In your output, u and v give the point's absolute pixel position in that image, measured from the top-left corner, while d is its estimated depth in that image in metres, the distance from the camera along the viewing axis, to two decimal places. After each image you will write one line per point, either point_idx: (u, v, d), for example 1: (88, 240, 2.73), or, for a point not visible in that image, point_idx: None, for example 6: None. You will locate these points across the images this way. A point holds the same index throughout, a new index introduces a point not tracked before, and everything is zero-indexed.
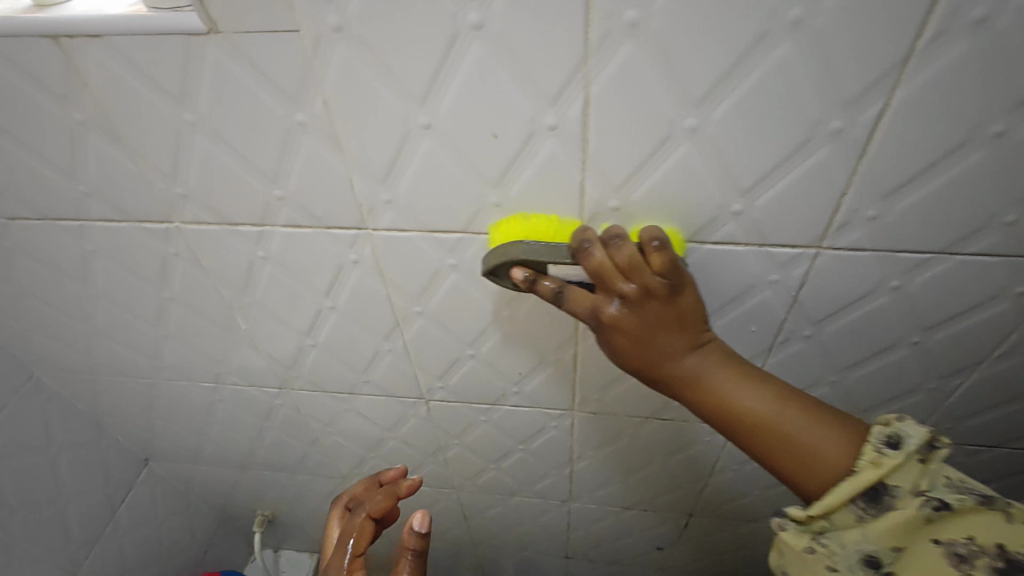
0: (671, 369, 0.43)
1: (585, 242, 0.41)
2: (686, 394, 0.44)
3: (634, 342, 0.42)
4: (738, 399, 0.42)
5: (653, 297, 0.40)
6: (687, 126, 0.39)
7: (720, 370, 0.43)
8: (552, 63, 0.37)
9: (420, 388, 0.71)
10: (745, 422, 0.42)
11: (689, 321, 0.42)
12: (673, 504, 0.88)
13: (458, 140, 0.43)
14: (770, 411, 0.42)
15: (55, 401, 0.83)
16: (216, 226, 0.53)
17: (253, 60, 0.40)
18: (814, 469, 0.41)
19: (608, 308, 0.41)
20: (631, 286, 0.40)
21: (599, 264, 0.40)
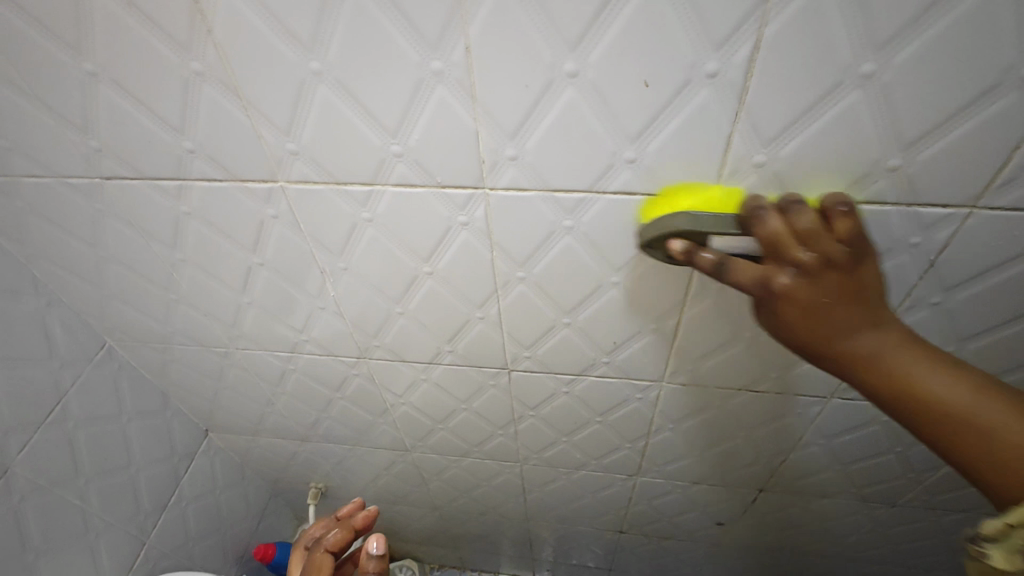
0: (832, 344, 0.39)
1: (760, 209, 0.39)
2: (854, 374, 0.40)
3: (802, 314, 0.39)
4: (917, 374, 0.37)
5: (834, 268, 0.37)
6: (862, 73, 0.37)
7: (905, 345, 0.38)
8: (728, 1, 0.35)
9: (505, 358, 0.70)
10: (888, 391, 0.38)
11: (868, 293, 0.38)
12: (744, 479, 0.87)
13: (605, 89, 0.40)
14: (878, 352, 0.38)
15: (126, 370, 0.83)
16: (323, 185, 0.51)
17: (397, 1, 0.38)
18: (956, 431, 0.36)
19: (779, 277, 0.38)
20: (809, 253, 0.37)
21: (774, 233, 0.38)
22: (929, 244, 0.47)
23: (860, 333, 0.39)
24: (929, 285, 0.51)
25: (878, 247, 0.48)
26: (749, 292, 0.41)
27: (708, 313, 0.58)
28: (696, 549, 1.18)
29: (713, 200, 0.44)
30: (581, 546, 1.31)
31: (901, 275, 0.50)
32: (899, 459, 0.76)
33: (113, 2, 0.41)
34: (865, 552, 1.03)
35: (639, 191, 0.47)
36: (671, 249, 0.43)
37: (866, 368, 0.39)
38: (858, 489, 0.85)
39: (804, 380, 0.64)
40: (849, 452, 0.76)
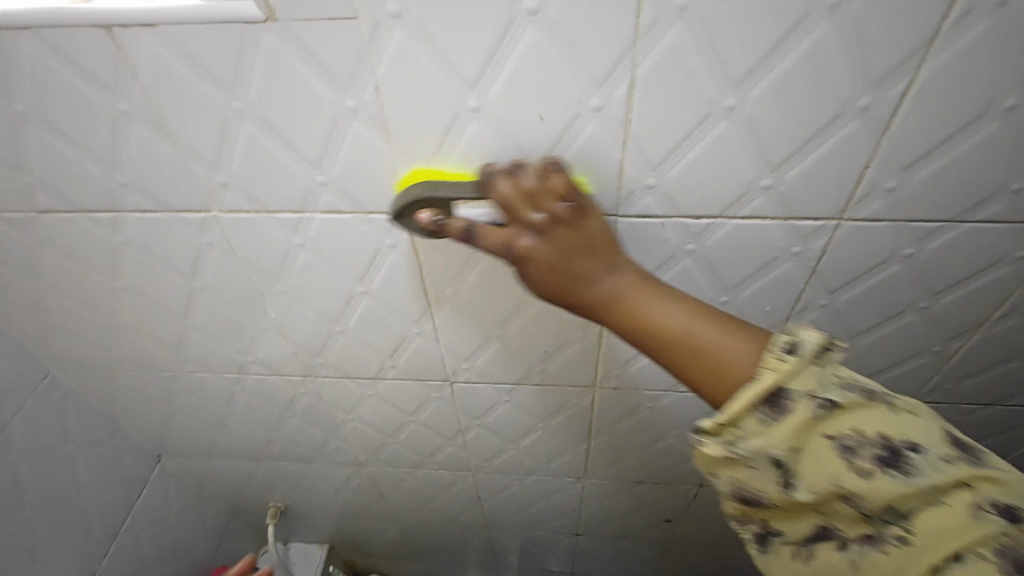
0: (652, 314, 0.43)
1: (507, 168, 0.44)
2: (609, 318, 0.44)
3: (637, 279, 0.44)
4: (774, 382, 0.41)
5: (561, 224, 0.42)
6: (725, 106, 0.42)
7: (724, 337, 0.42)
8: (602, 46, 0.39)
9: (446, 371, 0.73)
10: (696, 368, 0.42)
11: (599, 247, 0.43)
12: (684, 475, 0.92)
13: (505, 122, 0.44)
14: (681, 325, 0.42)
15: (71, 398, 0.83)
16: (254, 213, 0.54)
17: (308, 47, 0.41)
18: (707, 376, 0.42)
19: (521, 240, 0.43)
20: (540, 215, 0.42)
21: (505, 196, 0.42)
22: (809, 252, 0.52)
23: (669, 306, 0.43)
24: (816, 289, 0.56)
25: (767, 257, 0.53)
26: (494, 254, 0.45)
27: None
28: (651, 548, 1.22)
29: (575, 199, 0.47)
30: (542, 552, 1.34)
31: (791, 281, 0.55)
32: None
33: (39, 49, 0.43)
34: None
35: None
36: (425, 220, 0.46)
37: (612, 310, 0.44)
38: None
39: None
40: None
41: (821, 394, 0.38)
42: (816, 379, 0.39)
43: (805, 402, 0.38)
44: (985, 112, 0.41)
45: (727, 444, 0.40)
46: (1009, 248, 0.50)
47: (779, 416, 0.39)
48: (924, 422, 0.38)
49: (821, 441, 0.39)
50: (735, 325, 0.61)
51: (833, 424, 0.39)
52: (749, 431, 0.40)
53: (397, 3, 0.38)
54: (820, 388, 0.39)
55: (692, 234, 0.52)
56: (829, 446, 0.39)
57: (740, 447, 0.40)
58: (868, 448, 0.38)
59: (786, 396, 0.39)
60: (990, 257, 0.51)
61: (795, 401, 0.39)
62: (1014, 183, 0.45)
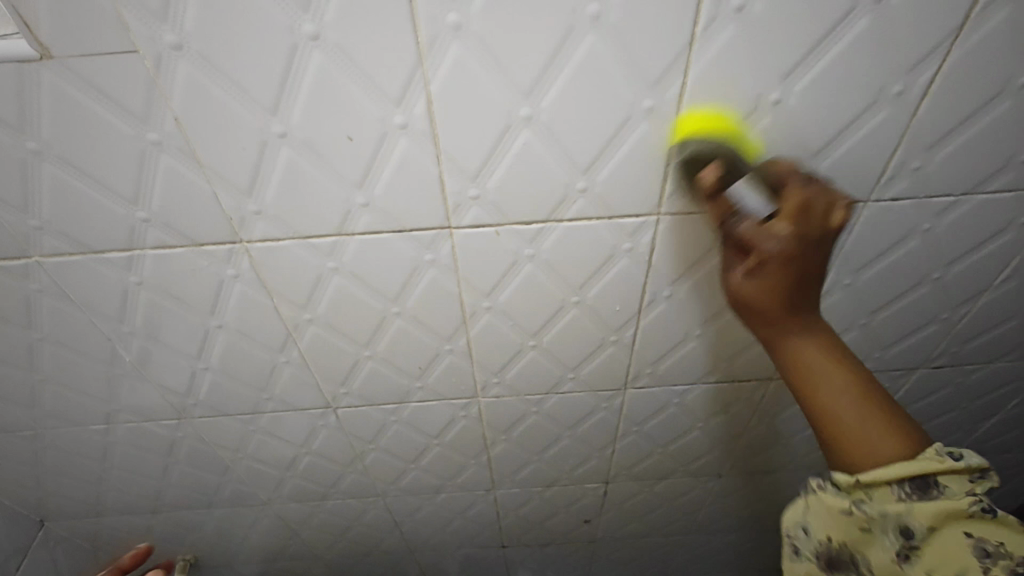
0: (778, 314, 0.45)
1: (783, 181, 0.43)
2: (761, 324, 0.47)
3: (772, 278, 0.43)
4: (822, 361, 0.44)
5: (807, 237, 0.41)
6: (523, 115, 0.43)
7: (816, 341, 0.45)
8: (391, 66, 0.40)
9: (325, 398, 0.72)
10: (796, 359, 0.45)
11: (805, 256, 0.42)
12: (589, 474, 0.94)
13: (316, 145, 0.45)
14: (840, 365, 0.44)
15: None
16: (80, 255, 0.52)
17: (93, 82, 0.40)
18: (846, 408, 0.42)
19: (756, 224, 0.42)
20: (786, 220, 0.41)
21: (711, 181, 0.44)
22: (640, 247, 0.55)
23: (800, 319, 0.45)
24: (657, 282, 0.59)
25: (603, 256, 0.55)
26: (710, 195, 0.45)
27: (490, 330, 0.63)
28: (579, 550, 1.23)
29: (714, 123, 0.44)
30: (476, 570, 1.33)
31: (632, 276, 0.58)
32: (705, 431, 0.86)
33: None
34: (717, 519, 1.14)
35: (383, 230, 0.51)
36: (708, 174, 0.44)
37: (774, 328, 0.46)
38: (687, 464, 0.94)
39: (598, 375, 0.72)
40: (663, 432, 0.85)
41: (977, 494, 0.37)
42: (971, 484, 0.38)
43: (960, 495, 0.37)
44: (757, 106, 0.44)
45: (856, 500, 0.41)
46: None
47: (921, 492, 0.38)
48: (964, 485, 0.38)
49: (958, 534, 0.37)
50: (593, 322, 0.63)
51: (977, 521, 0.36)
52: (879, 492, 0.40)
53: (173, 34, 0.38)
54: (972, 489, 0.37)
55: (527, 240, 0.53)
56: (964, 541, 0.36)
57: (866, 506, 0.40)
58: (1000, 558, 0.35)
59: (939, 485, 0.38)
60: None
61: (946, 491, 0.38)
62: (804, 169, 0.49)
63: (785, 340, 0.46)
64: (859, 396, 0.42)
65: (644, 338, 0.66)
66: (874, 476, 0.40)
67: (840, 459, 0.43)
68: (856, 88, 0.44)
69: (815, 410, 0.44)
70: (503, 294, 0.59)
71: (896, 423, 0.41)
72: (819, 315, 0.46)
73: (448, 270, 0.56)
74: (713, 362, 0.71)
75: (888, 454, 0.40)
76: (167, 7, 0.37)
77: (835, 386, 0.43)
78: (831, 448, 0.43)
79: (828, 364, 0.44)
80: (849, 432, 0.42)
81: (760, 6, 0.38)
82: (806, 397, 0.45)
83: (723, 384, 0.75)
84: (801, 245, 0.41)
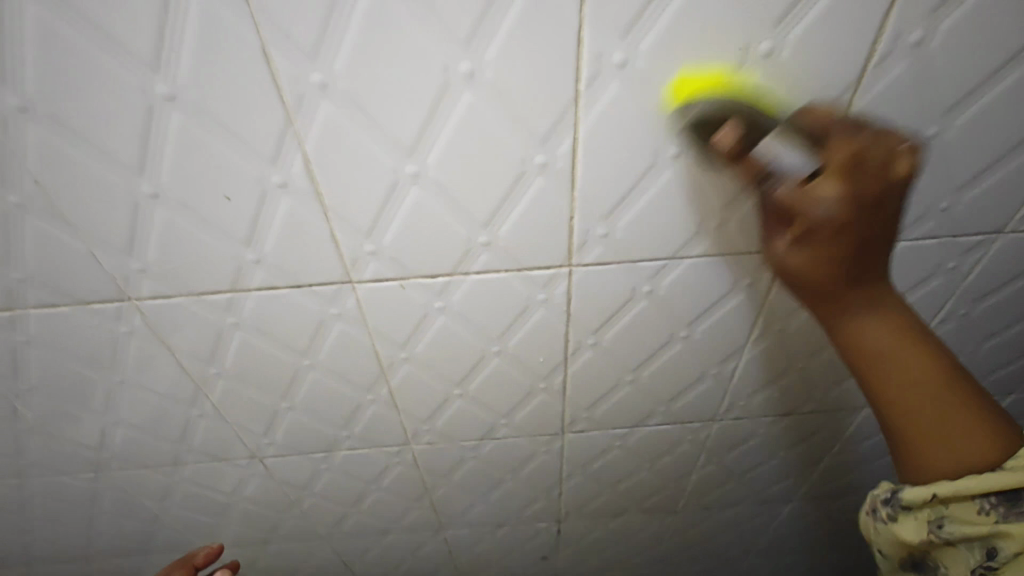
0: (835, 293, 0.40)
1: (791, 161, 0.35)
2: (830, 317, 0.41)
3: (822, 268, 0.38)
4: (893, 354, 0.40)
5: (868, 209, 0.35)
6: (670, 156, 0.41)
7: (887, 327, 0.40)
8: (543, 104, 0.38)
9: (405, 435, 0.69)
10: (864, 352, 0.40)
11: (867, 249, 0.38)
12: (660, 505, 0.90)
13: (450, 185, 0.42)
14: (900, 352, 0.39)
15: None
16: (181, 297, 0.49)
17: (226, 124, 0.38)
18: (923, 403, 0.39)
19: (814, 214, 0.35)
20: (843, 203, 0.34)
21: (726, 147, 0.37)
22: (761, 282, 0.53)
23: (862, 305, 0.40)
24: (772, 314, 0.56)
25: (722, 290, 0.53)
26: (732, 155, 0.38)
27: (589, 368, 0.61)
28: None
29: (729, 83, 0.37)
30: None
31: (749, 309, 0.56)
32: (787, 462, 0.82)
33: None
34: (784, 555, 1.09)
35: (501, 269, 0.49)
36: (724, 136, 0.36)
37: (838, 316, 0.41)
38: (761, 494, 0.90)
39: (689, 410, 0.69)
40: (745, 465, 0.82)
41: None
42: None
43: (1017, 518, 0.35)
44: (912, 141, 0.42)
45: (930, 525, 0.39)
46: (941, 261, 0.52)
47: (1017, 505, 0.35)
48: None
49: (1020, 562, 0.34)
50: (693, 358, 0.61)
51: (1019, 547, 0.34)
52: (959, 514, 0.37)
53: (321, 74, 0.36)
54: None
55: (647, 277, 0.51)
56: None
57: (944, 531, 0.38)
58: None
59: None
60: (924, 271, 0.53)
61: None
62: (942, 203, 0.47)
63: (851, 329, 0.40)
64: (948, 392, 0.39)
65: (745, 372, 0.64)
66: (953, 488, 0.37)
67: (907, 450, 0.41)
68: (1011, 118, 0.42)
69: (887, 400, 0.40)
70: (609, 332, 0.57)
71: (977, 431, 0.38)
72: (887, 291, 0.40)
73: (559, 309, 0.54)
74: (809, 393, 0.68)
75: (964, 456, 0.38)
76: (319, 46, 0.34)
77: (919, 378, 0.39)
78: (903, 434, 0.41)
79: (901, 357, 0.39)
80: (926, 430, 0.39)
81: (939, 41, 0.37)
82: (875, 385, 0.41)
83: (814, 415, 0.72)
84: (855, 212, 0.35)
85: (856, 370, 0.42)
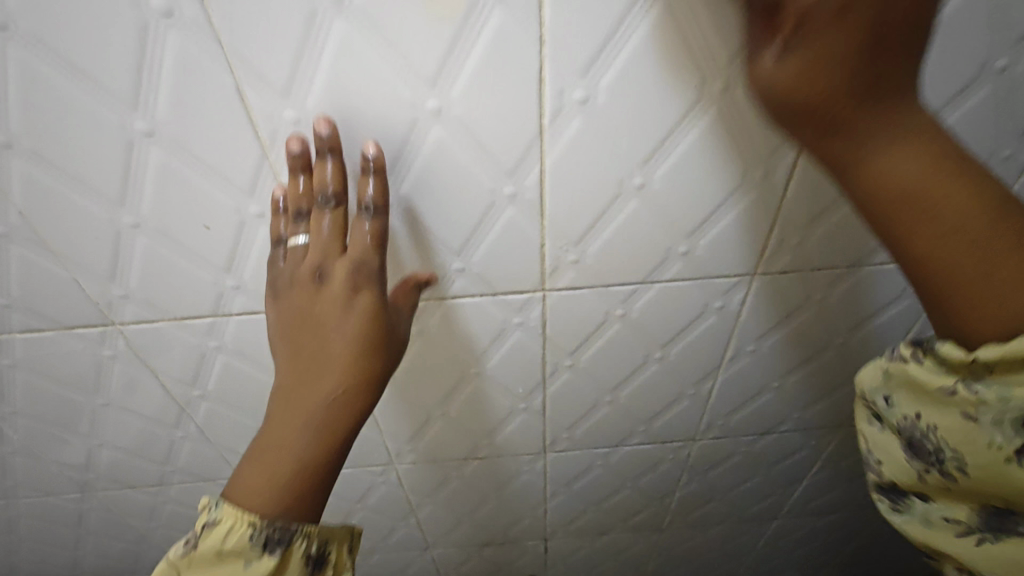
0: (849, 129, 0.30)
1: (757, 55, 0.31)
2: (846, 170, 0.31)
3: (820, 109, 0.29)
4: (916, 181, 0.29)
5: (857, 43, 0.28)
6: (634, 184, 0.43)
7: (908, 166, 0.30)
8: (509, 138, 0.40)
9: (389, 454, 0.70)
10: (890, 185, 0.30)
11: (890, 79, 0.29)
12: (644, 522, 0.90)
13: (422, 215, 0.44)
14: (941, 204, 0.29)
15: None
16: (164, 321, 0.50)
17: (204, 158, 0.39)
18: (952, 257, 0.29)
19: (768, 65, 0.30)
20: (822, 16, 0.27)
21: None
22: (731, 305, 0.54)
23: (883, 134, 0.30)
24: (743, 336, 0.58)
25: (693, 313, 0.54)
26: None
27: (568, 387, 0.62)
28: None
29: None
30: None
31: (721, 331, 0.57)
32: (767, 479, 0.82)
33: None
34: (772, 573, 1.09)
35: (476, 294, 0.50)
36: None
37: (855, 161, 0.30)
38: (743, 513, 0.90)
39: (666, 429, 0.70)
40: (725, 483, 0.82)
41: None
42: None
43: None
44: None
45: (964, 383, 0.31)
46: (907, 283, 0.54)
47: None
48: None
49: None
50: (670, 378, 0.62)
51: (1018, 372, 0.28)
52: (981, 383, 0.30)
53: (295, 111, 0.37)
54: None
55: (618, 302, 0.52)
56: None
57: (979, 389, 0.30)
58: None
59: None
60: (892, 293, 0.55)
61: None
62: None
63: (862, 174, 0.31)
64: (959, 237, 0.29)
65: (721, 393, 0.65)
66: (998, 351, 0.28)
67: (954, 327, 0.31)
68: None
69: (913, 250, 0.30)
70: (584, 355, 0.58)
71: None
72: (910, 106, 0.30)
73: (536, 334, 0.55)
74: (786, 412, 0.69)
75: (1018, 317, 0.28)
76: (292, 86, 0.36)
77: (946, 216, 0.29)
78: (971, 322, 0.30)
79: (928, 222, 0.29)
80: (988, 288, 0.29)
81: None
82: (888, 220, 0.31)
83: (791, 434, 0.73)
84: (818, 50, 0.28)
85: (880, 230, 0.32)
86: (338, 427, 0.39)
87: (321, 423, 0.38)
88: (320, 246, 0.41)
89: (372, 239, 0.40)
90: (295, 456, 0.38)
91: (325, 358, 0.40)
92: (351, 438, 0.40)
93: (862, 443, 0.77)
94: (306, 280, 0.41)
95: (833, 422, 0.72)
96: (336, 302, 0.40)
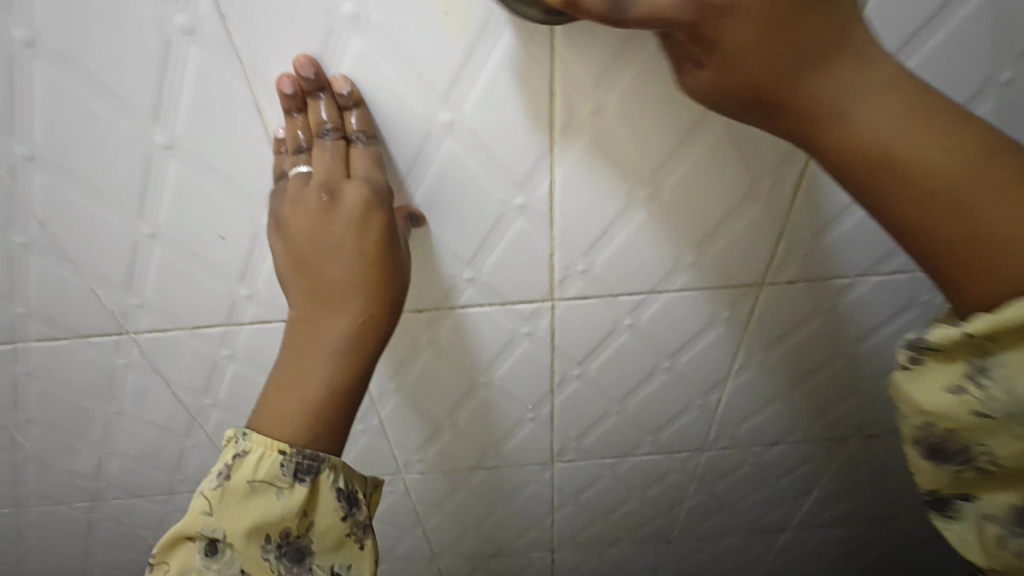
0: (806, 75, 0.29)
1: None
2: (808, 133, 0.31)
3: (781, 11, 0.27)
4: (900, 141, 0.29)
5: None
6: (643, 195, 0.44)
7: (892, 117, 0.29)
8: (520, 150, 0.40)
9: (397, 465, 0.70)
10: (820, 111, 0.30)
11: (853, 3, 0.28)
12: (651, 534, 0.90)
13: (433, 225, 0.44)
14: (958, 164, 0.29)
15: None
16: (178, 330, 0.51)
17: (220, 170, 0.40)
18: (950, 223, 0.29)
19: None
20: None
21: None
22: (738, 315, 0.54)
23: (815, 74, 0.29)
24: (751, 346, 0.58)
25: (702, 323, 0.55)
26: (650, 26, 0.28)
27: (576, 397, 0.62)
28: None
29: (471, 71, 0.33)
30: None
31: (729, 341, 0.57)
32: (775, 490, 0.82)
33: None
34: None
35: (486, 303, 0.51)
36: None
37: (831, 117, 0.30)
38: (751, 524, 0.89)
39: (674, 440, 0.70)
40: (732, 495, 0.82)
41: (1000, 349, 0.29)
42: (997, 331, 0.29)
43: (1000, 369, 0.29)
44: None
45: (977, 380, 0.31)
46: (914, 293, 0.54)
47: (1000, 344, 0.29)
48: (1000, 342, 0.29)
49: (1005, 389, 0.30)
50: (678, 388, 0.62)
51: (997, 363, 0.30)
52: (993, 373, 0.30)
53: None
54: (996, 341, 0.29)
55: (627, 311, 0.53)
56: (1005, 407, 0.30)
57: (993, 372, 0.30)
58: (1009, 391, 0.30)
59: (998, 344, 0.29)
60: (899, 302, 0.55)
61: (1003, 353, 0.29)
62: None
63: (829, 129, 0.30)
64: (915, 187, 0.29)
65: (730, 404, 0.65)
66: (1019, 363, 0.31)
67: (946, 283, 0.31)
68: None
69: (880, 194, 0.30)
70: (593, 365, 0.58)
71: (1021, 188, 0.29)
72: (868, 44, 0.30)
73: (545, 344, 0.55)
74: (794, 423, 0.69)
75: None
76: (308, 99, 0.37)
77: (947, 172, 0.29)
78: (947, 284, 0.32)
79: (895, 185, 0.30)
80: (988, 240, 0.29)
81: None
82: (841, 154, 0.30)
83: (799, 445, 0.73)
84: None
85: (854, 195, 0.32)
86: (356, 362, 0.39)
87: (342, 353, 0.38)
88: (320, 169, 0.37)
89: (371, 163, 0.38)
90: (327, 373, 0.38)
91: (335, 287, 0.38)
92: (371, 369, 0.40)
93: (871, 454, 0.77)
94: (303, 215, 0.37)
95: (841, 433, 0.72)
96: (343, 233, 0.37)
